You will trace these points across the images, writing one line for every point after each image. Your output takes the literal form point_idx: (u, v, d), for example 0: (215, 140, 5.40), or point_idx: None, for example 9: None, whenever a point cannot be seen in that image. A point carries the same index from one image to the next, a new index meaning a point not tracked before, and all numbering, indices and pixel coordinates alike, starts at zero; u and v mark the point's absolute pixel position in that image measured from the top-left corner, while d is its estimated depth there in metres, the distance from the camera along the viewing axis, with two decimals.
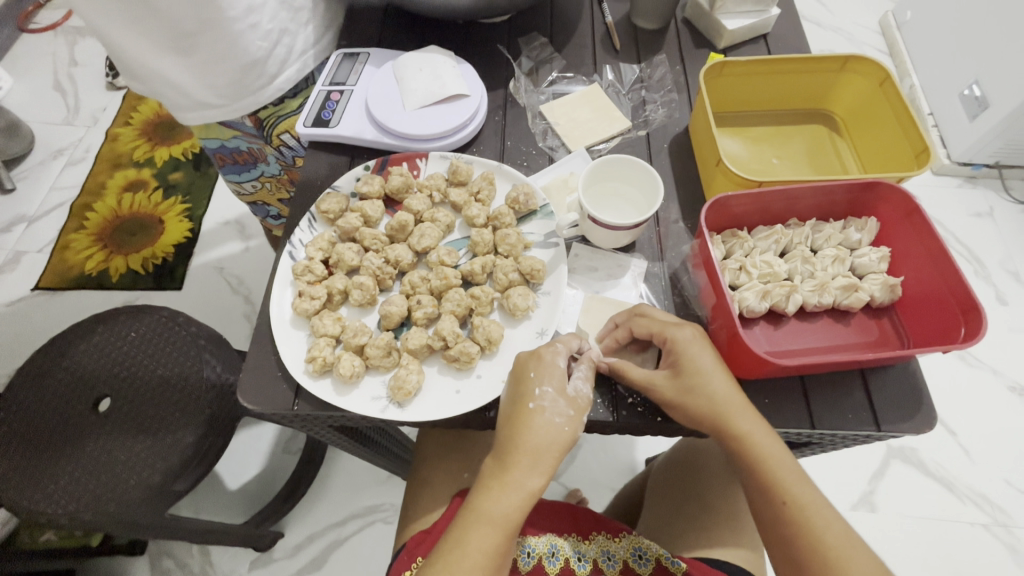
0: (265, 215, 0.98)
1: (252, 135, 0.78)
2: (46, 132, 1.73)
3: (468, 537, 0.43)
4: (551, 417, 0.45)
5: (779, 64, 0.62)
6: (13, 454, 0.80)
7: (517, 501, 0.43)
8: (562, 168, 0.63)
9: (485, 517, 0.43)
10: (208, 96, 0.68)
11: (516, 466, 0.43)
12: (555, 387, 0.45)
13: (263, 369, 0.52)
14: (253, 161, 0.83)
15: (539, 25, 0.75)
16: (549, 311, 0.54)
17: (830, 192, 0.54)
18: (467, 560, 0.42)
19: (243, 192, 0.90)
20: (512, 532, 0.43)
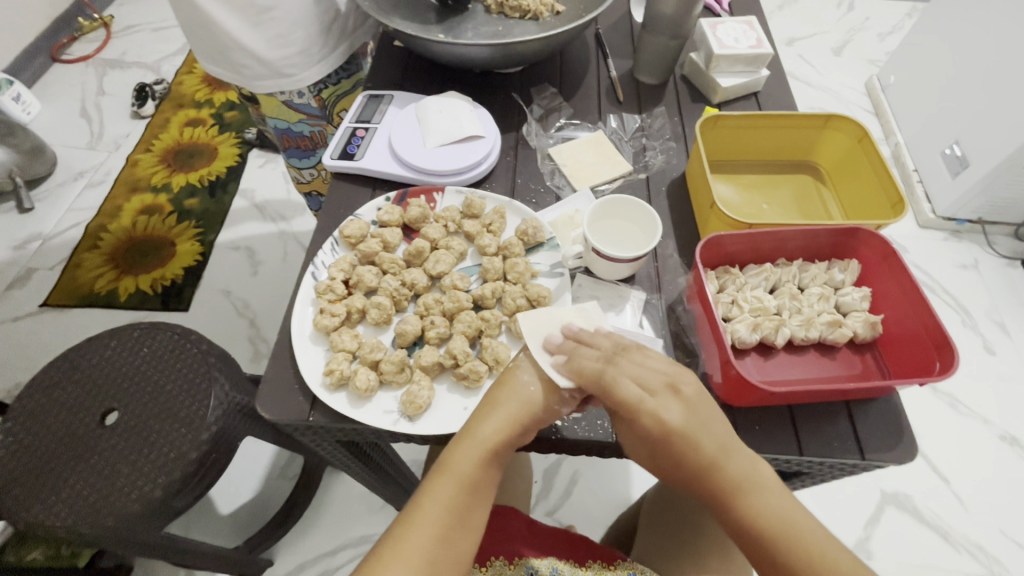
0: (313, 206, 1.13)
1: (314, 117, 0.93)
2: (69, 156, 1.80)
3: (431, 487, 0.47)
4: (522, 376, 0.50)
5: (767, 119, 0.68)
6: (19, 464, 0.81)
7: (476, 453, 0.47)
8: (568, 206, 0.68)
9: (449, 470, 0.47)
10: (280, 66, 0.81)
11: (482, 419, 0.48)
12: (529, 355, 0.52)
13: (281, 381, 0.54)
14: (313, 146, 0.98)
15: (549, 77, 0.82)
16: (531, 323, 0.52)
17: (814, 235, 0.59)
18: (425, 510, 0.46)
19: (301, 179, 1.04)
20: (467, 487, 0.46)
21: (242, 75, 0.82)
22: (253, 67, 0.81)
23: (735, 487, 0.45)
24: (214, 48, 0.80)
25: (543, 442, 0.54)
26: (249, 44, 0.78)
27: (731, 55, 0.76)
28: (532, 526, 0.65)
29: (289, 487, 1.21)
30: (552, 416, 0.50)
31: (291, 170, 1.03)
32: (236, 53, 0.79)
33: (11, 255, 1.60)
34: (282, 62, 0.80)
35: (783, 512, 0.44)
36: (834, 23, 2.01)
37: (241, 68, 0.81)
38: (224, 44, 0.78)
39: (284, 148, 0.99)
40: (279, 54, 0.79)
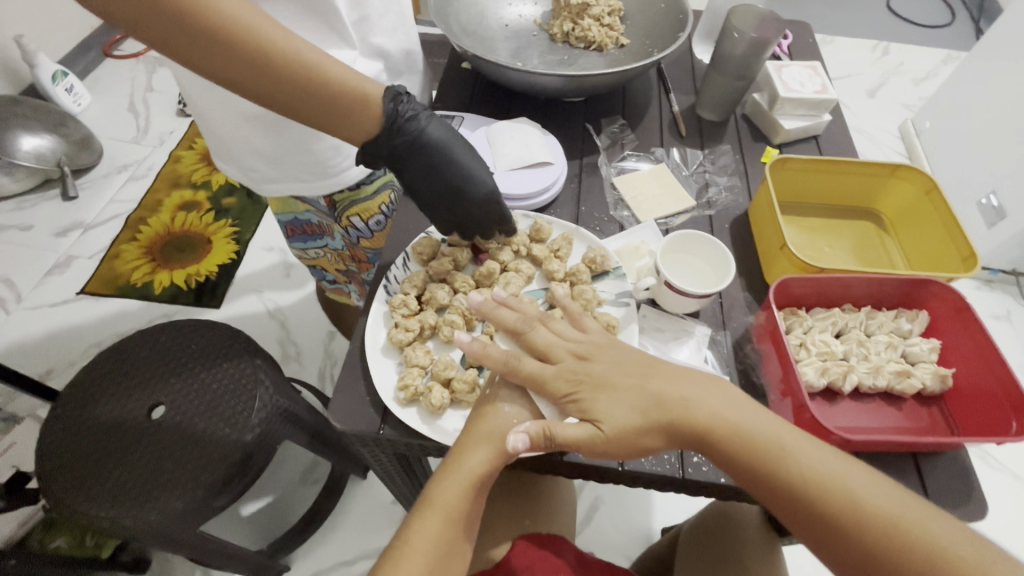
0: (322, 279, 1.00)
1: (324, 213, 0.82)
2: (114, 148, 1.85)
3: (420, 523, 0.47)
4: (502, 406, 0.50)
5: (835, 164, 0.69)
6: (65, 451, 0.82)
7: (460, 486, 0.47)
8: (634, 236, 0.68)
9: (436, 504, 0.47)
10: (292, 173, 0.72)
11: (468, 450, 0.49)
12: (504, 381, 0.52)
13: (353, 393, 0.55)
14: (320, 233, 0.87)
15: (613, 107, 0.84)
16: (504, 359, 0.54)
17: (884, 284, 0.60)
18: (412, 545, 0.46)
19: (305, 258, 0.93)
20: (450, 522, 0.47)
21: (253, 177, 0.75)
22: (262, 169, 0.73)
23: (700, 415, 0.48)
24: (220, 147, 0.74)
25: (608, 473, 0.54)
26: (258, 148, 0.70)
27: (797, 98, 0.78)
28: (581, 557, 0.65)
29: (312, 492, 1.21)
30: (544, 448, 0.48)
31: (294, 249, 0.92)
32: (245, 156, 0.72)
33: (52, 242, 1.63)
34: (295, 168, 0.71)
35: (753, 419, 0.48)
36: (869, 64, 2.03)
37: (249, 173, 0.74)
38: (230, 145, 0.72)
39: (288, 235, 0.89)
40: (290, 162, 0.70)
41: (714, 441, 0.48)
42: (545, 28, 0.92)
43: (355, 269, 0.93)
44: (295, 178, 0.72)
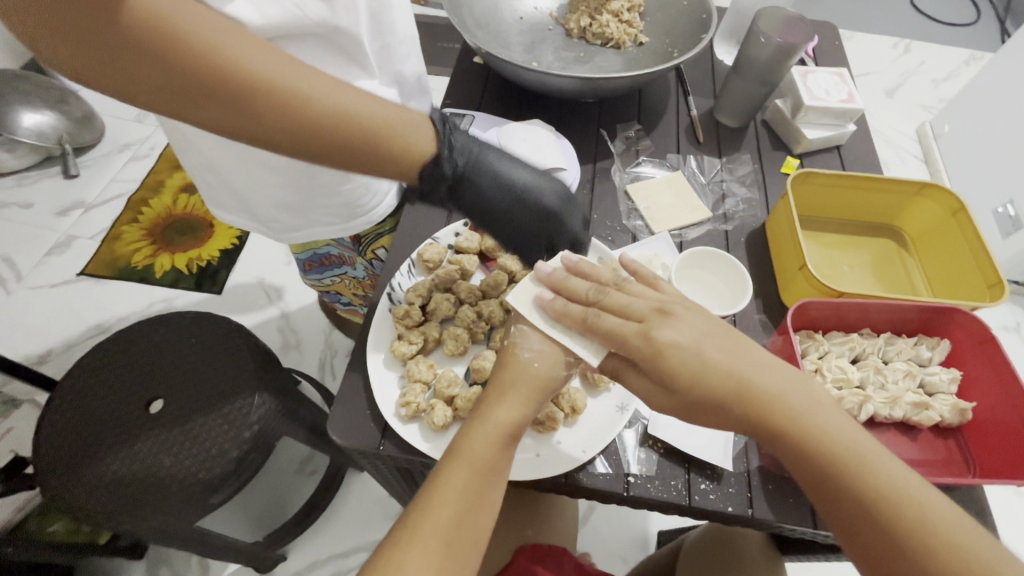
0: (336, 301, 0.96)
1: (345, 246, 0.80)
2: (117, 126, 1.82)
3: (443, 475, 0.42)
4: (522, 352, 0.49)
5: (858, 180, 0.67)
6: (60, 443, 0.81)
7: (490, 436, 0.44)
8: (647, 248, 0.66)
9: (466, 455, 0.43)
10: (317, 216, 0.69)
11: (496, 406, 0.46)
12: (530, 323, 0.50)
13: (354, 405, 0.54)
14: (338, 263, 0.84)
15: (629, 110, 0.81)
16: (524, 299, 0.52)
17: (904, 310, 0.58)
18: (441, 494, 0.41)
19: (320, 286, 0.89)
20: (480, 474, 0.43)
21: (274, 227, 0.72)
22: (286, 220, 0.70)
23: (742, 394, 0.42)
24: (232, 198, 0.70)
25: (612, 498, 0.53)
26: (280, 200, 0.67)
27: (821, 107, 0.75)
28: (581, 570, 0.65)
29: (310, 485, 1.21)
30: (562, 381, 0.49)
31: (308, 279, 0.88)
32: (262, 206, 0.68)
33: (53, 220, 1.61)
34: (320, 211, 0.68)
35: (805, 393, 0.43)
36: (889, 63, 1.97)
37: (271, 222, 0.71)
38: (247, 199, 0.68)
39: (305, 269, 0.85)
40: (315, 207, 0.67)
41: (779, 424, 0.42)
42: (561, 23, 0.89)
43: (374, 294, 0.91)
44: (321, 222, 0.70)
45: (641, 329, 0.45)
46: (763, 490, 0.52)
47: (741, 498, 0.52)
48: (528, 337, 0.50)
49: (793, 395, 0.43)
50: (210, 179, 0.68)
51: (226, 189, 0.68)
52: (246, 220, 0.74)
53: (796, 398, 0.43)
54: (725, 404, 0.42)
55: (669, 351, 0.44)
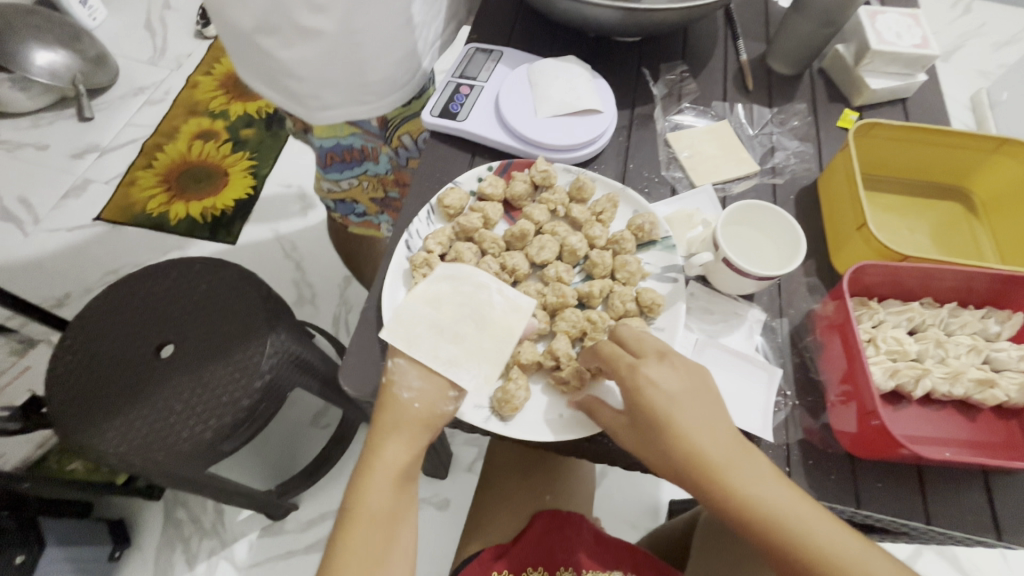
0: (349, 213, 0.88)
1: (371, 133, 0.75)
2: (130, 69, 1.76)
3: (348, 536, 0.43)
4: (400, 391, 0.46)
5: (930, 133, 0.59)
6: (74, 384, 0.80)
7: (383, 485, 0.45)
8: (687, 203, 0.61)
9: (360, 513, 0.44)
10: (356, 92, 0.64)
11: (383, 448, 0.46)
12: (408, 358, 0.47)
13: (367, 355, 0.50)
14: (361, 159, 0.78)
15: (673, 51, 0.74)
16: (403, 334, 0.47)
17: (974, 278, 0.52)
18: (347, 556, 0.43)
19: (335, 190, 0.82)
20: (385, 525, 0.44)
21: (308, 107, 0.66)
22: (325, 96, 0.65)
23: (691, 460, 0.41)
24: (266, 64, 0.62)
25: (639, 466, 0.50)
26: (326, 69, 0.61)
27: (891, 52, 0.67)
28: (599, 537, 0.64)
29: (322, 437, 1.21)
30: (449, 413, 0.47)
31: (323, 181, 0.81)
32: (300, 74, 0.62)
33: (69, 163, 1.59)
34: (360, 86, 0.64)
35: (736, 456, 0.41)
36: (947, 24, 1.81)
37: (306, 98, 0.65)
38: (283, 62, 0.61)
39: (323, 163, 0.77)
40: (357, 80, 0.63)
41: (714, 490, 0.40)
42: None
43: (395, 196, 0.85)
44: (359, 100, 0.66)
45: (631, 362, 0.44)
46: (803, 466, 0.48)
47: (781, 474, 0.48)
48: (406, 369, 0.47)
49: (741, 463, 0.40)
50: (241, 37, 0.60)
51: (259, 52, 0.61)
52: (273, 94, 0.67)
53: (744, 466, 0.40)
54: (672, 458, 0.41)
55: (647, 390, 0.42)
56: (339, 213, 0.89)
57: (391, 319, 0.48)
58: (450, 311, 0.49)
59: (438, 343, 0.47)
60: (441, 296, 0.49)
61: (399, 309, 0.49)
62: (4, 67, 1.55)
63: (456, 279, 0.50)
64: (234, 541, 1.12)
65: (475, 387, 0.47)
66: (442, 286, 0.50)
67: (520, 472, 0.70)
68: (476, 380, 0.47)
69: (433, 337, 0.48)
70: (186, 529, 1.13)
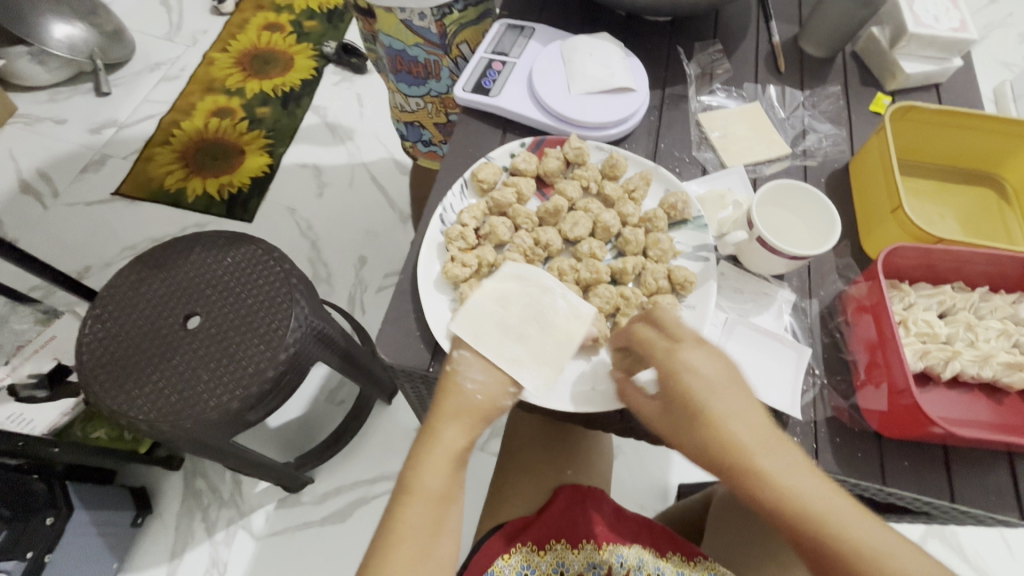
0: (416, 139, 0.96)
1: (433, 44, 0.77)
2: (147, 44, 1.76)
3: (404, 512, 0.41)
4: (464, 381, 0.45)
5: (967, 117, 0.59)
6: (102, 352, 0.81)
7: (442, 463, 0.42)
8: (718, 182, 0.61)
9: (416, 489, 0.41)
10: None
11: (441, 428, 0.44)
12: (474, 351, 0.46)
13: (403, 325, 0.51)
14: (425, 75, 0.81)
15: (706, 31, 0.73)
16: (472, 326, 0.47)
17: (1007, 262, 0.52)
18: (401, 531, 0.40)
19: (405, 108, 0.88)
20: (444, 504, 0.42)
21: None
22: None
23: (726, 442, 0.38)
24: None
25: None
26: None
27: (928, 36, 0.66)
28: (618, 513, 0.65)
29: (338, 414, 1.23)
30: (504, 409, 0.46)
31: (397, 95, 0.87)
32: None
33: (86, 138, 1.60)
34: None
35: (776, 444, 0.38)
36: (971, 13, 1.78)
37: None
38: None
39: (394, 71, 0.82)
40: None
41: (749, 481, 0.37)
42: None
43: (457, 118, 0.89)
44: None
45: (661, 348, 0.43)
46: (830, 442, 0.49)
47: (807, 449, 0.49)
48: (471, 362, 0.46)
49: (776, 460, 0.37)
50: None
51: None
52: None
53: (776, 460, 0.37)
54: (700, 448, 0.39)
55: (681, 377, 0.40)
56: (411, 140, 0.97)
57: (461, 313, 0.48)
58: (517, 311, 0.48)
59: (503, 342, 0.47)
60: (510, 296, 0.49)
61: (467, 304, 0.48)
62: (23, 40, 1.55)
63: (523, 279, 0.50)
64: (253, 511, 1.15)
65: (536, 389, 0.46)
66: (510, 285, 0.49)
67: (542, 446, 0.71)
68: (538, 382, 0.46)
69: (498, 334, 0.47)
70: (205, 499, 1.15)
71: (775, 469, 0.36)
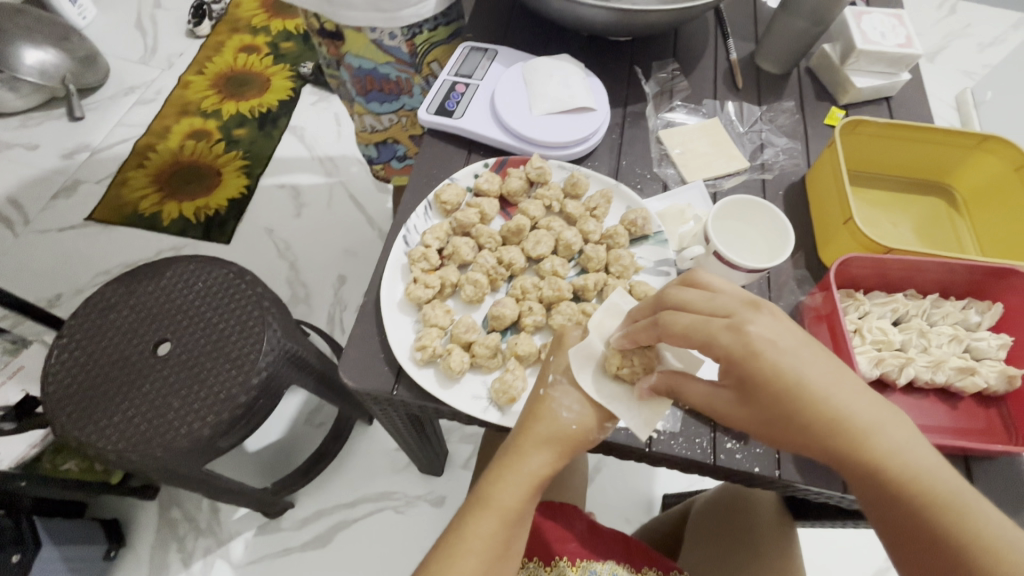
0: (389, 158, 0.95)
1: (403, 62, 0.77)
2: (121, 68, 1.76)
3: (475, 521, 0.44)
4: (560, 409, 0.46)
5: (913, 130, 0.61)
6: (68, 382, 0.80)
7: (521, 487, 0.44)
8: (678, 198, 0.62)
9: (493, 504, 0.44)
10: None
11: (529, 452, 0.45)
12: (575, 381, 0.47)
13: (366, 348, 0.51)
14: (397, 92, 0.82)
15: (665, 51, 0.75)
16: (577, 357, 0.47)
17: (955, 271, 0.54)
18: (466, 544, 0.43)
19: (377, 127, 0.87)
20: (513, 523, 0.44)
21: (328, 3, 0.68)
22: None
23: (778, 382, 0.38)
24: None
25: (633, 453, 0.51)
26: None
27: (875, 52, 0.69)
28: (592, 528, 0.65)
29: (318, 435, 1.21)
30: (593, 441, 0.47)
31: (365, 116, 0.86)
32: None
33: (58, 164, 1.58)
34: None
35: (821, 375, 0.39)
36: (931, 25, 1.83)
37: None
38: None
39: (361, 92, 0.82)
40: None
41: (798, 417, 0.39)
42: None
43: None
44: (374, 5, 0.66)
45: (707, 327, 0.40)
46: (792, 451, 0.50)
47: (768, 461, 0.50)
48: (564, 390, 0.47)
49: (887, 430, 0.39)
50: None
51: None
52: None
53: (893, 433, 0.38)
54: (810, 431, 0.39)
55: (766, 357, 0.39)
56: (381, 160, 0.96)
57: (579, 346, 0.47)
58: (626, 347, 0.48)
59: (607, 379, 0.47)
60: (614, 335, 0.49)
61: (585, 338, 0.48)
62: None
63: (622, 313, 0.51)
64: (231, 539, 1.12)
65: (635, 428, 0.46)
66: (615, 321, 0.50)
67: None
68: (637, 421, 0.46)
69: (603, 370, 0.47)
70: (181, 529, 1.12)
71: (887, 438, 0.38)
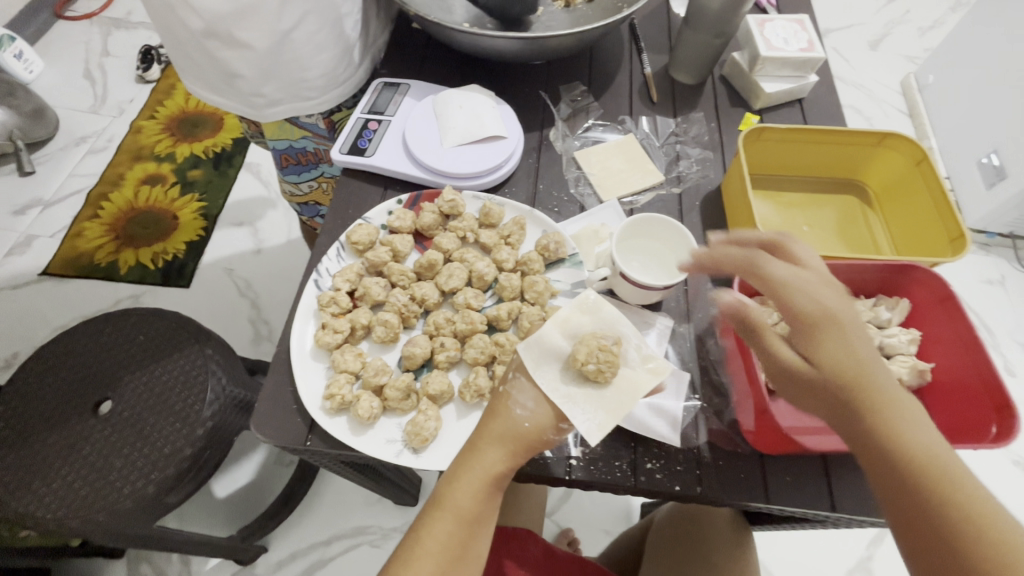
0: (314, 215, 0.97)
1: (321, 136, 0.81)
2: (72, 119, 1.74)
3: (432, 522, 0.43)
4: (515, 407, 0.45)
5: (816, 134, 0.62)
6: (5, 453, 0.77)
7: (474, 486, 0.43)
8: (593, 218, 0.63)
9: (448, 506, 0.43)
10: (296, 88, 0.70)
11: (481, 449, 0.44)
12: (530, 377, 0.45)
13: (279, 402, 0.50)
14: (316, 161, 0.85)
15: (579, 74, 0.76)
16: (536, 353, 0.46)
17: (864, 270, 0.54)
18: (422, 546, 0.43)
19: (297, 193, 0.90)
20: (470, 525, 0.43)
21: (253, 106, 0.71)
22: (267, 92, 0.69)
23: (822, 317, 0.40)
24: (216, 70, 0.68)
25: (556, 481, 0.50)
26: (263, 65, 0.66)
27: (779, 58, 0.70)
28: (548, 552, 0.68)
29: (287, 474, 1.18)
30: (550, 444, 0.45)
31: (285, 184, 0.89)
32: (244, 75, 0.67)
33: (10, 220, 1.56)
34: (298, 84, 0.69)
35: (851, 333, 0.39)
36: (871, 13, 1.87)
37: (250, 97, 0.70)
38: (226, 64, 0.66)
39: (281, 165, 0.85)
40: (293, 78, 0.69)
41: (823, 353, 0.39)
42: None
43: None
44: (293, 86, 0.69)
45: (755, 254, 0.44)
46: (714, 467, 0.50)
47: (688, 476, 0.50)
48: (523, 388, 0.46)
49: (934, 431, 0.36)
50: (195, 52, 0.67)
51: (210, 62, 0.67)
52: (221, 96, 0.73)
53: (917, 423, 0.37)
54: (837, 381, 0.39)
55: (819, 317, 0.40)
56: (307, 215, 0.99)
57: (531, 337, 0.47)
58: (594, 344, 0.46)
59: (563, 375, 0.45)
60: (580, 332, 0.47)
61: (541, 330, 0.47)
62: None
63: (594, 311, 0.48)
64: None
65: (585, 433, 0.43)
66: (583, 319, 0.48)
67: None
68: (587, 425, 0.43)
69: (559, 366, 0.46)
70: None
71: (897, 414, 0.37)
